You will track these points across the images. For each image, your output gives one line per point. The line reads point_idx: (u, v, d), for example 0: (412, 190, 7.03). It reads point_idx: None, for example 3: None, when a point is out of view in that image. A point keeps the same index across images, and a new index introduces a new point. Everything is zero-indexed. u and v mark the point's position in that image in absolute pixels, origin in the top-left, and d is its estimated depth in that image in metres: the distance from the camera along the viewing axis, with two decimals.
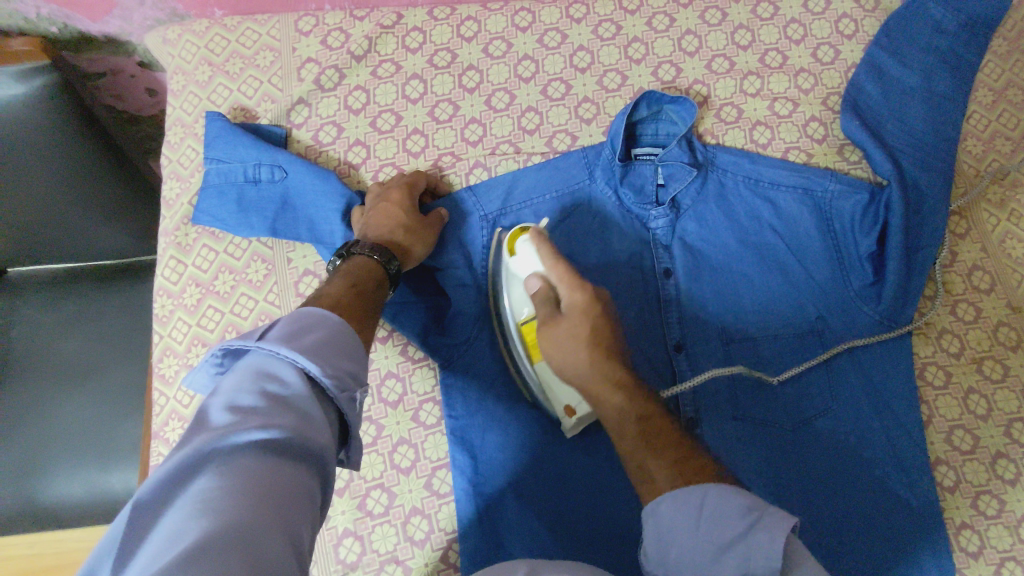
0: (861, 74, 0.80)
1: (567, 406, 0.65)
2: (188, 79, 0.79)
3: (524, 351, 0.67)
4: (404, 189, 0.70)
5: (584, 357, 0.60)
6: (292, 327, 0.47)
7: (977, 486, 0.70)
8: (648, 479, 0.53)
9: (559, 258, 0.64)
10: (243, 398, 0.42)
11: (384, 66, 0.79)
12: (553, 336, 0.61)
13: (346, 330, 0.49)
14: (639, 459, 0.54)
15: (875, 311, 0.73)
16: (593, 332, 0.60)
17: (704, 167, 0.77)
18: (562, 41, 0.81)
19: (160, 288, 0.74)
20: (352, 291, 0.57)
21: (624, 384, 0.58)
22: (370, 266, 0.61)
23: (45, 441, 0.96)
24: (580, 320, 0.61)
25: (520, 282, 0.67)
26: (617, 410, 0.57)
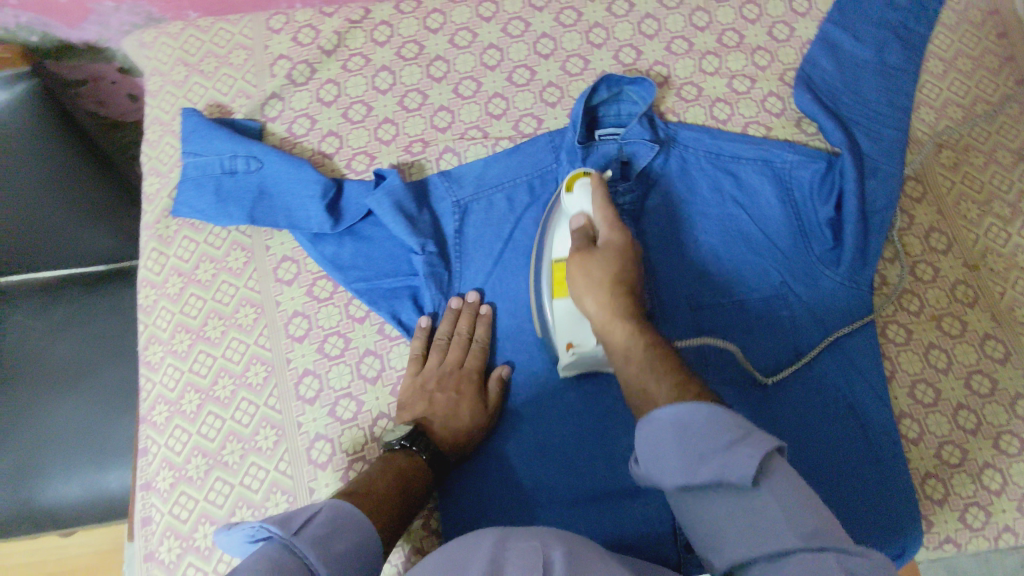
0: (815, 49, 0.83)
1: (567, 342, 0.66)
2: (165, 79, 0.82)
3: (546, 283, 0.68)
4: (478, 375, 0.70)
5: (609, 290, 0.61)
6: (326, 528, 0.50)
7: (940, 437, 0.73)
8: (652, 400, 0.54)
9: (609, 204, 0.65)
10: (251, 562, 0.45)
11: (354, 60, 0.82)
12: (585, 267, 0.62)
13: (370, 536, 0.53)
14: (642, 375, 0.56)
15: (837, 275, 0.76)
16: (620, 277, 0.61)
17: (666, 143, 0.79)
18: (525, 29, 0.84)
19: (143, 279, 0.76)
20: (400, 498, 0.60)
21: (641, 323, 0.59)
22: (422, 471, 0.63)
23: (40, 441, 1.02)
24: (615, 258, 0.62)
25: (563, 219, 0.69)
26: (629, 343, 0.58)
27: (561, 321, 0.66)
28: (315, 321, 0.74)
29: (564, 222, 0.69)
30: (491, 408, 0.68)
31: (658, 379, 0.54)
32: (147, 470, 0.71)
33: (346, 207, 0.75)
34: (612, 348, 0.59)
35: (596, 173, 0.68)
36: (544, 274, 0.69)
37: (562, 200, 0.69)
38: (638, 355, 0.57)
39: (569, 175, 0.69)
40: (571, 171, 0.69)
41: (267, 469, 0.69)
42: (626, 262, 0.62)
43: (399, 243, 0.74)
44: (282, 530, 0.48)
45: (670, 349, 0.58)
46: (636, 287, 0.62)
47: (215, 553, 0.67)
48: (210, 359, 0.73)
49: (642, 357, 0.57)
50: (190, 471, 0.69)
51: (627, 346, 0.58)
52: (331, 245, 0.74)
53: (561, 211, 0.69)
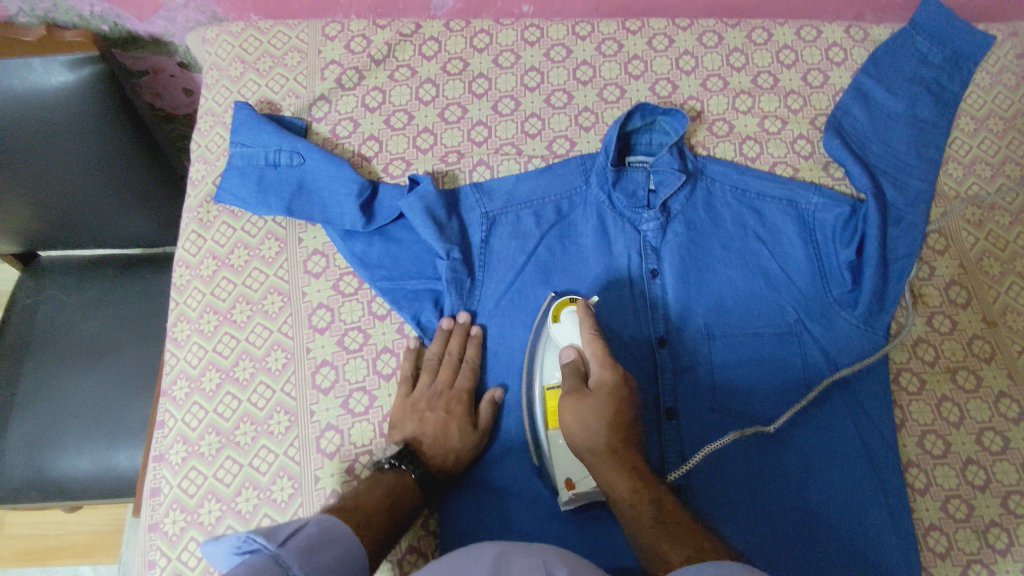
0: (847, 98, 0.85)
1: (567, 479, 0.65)
2: (221, 74, 0.87)
3: (540, 412, 0.68)
4: (467, 396, 0.71)
5: (604, 432, 0.61)
6: (314, 538, 0.51)
7: (947, 490, 0.72)
8: (659, 551, 0.54)
9: (598, 337, 0.67)
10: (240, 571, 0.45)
11: (401, 71, 0.86)
12: (581, 412, 0.63)
13: (356, 549, 0.54)
14: (655, 540, 0.55)
15: (852, 317, 0.76)
16: (615, 414, 0.62)
17: (694, 175, 0.81)
18: (567, 55, 0.88)
19: (180, 259, 0.80)
20: (388, 514, 0.61)
21: (633, 460, 0.61)
22: (411, 490, 0.64)
23: (60, 414, 1.07)
24: (610, 401, 0.63)
25: (554, 348, 0.70)
26: (625, 483, 0.59)
27: (561, 455, 0.66)
28: (337, 314, 0.76)
29: (554, 350, 0.70)
30: (481, 430, 0.70)
31: (670, 539, 0.54)
32: (161, 442, 0.73)
33: (379, 208, 0.77)
34: (617, 493, 0.59)
35: (583, 303, 0.70)
36: (537, 405, 0.69)
37: (552, 330, 0.70)
38: (638, 504, 0.58)
39: (556, 303, 0.71)
40: (557, 299, 0.72)
41: (276, 453, 0.71)
42: (621, 401, 0.63)
43: (425, 247, 0.76)
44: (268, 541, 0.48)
45: (672, 498, 0.59)
46: (631, 425, 0.62)
47: (217, 530, 0.68)
48: (234, 341, 0.75)
49: (642, 506, 0.58)
50: (202, 448, 0.71)
51: (632, 498, 0.59)
52: (361, 243, 0.77)
53: (550, 339, 0.70)
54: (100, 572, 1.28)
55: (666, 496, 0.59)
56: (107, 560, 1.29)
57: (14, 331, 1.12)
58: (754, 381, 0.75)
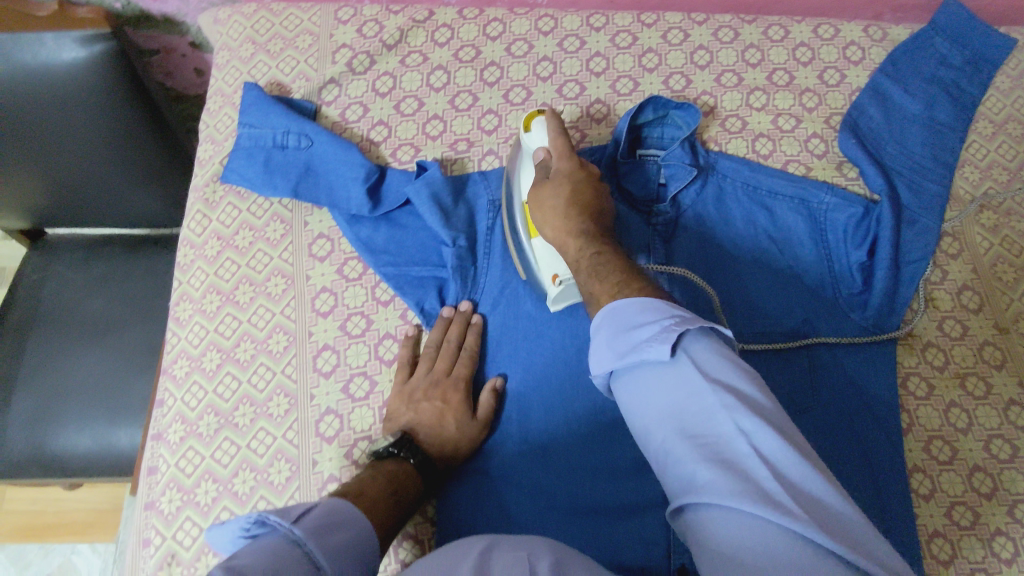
0: (863, 97, 0.84)
1: (552, 275, 0.69)
2: (232, 55, 0.86)
3: (520, 221, 0.72)
4: (466, 384, 0.70)
5: (563, 214, 0.66)
6: (324, 521, 0.50)
7: (953, 496, 0.71)
8: (596, 294, 0.57)
9: (561, 134, 0.70)
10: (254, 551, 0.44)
11: (412, 57, 0.85)
12: (543, 195, 0.68)
13: (365, 535, 0.53)
14: (592, 283, 0.59)
15: (862, 319, 0.75)
16: (578, 186, 0.67)
17: (705, 170, 0.80)
18: (580, 46, 0.87)
19: (185, 239, 0.79)
20: (392, 499, 0.61)
21: (594, 239, 0.63)
22: (413, 478, 0.63)
23: (61, 391, 1.07)
24: (566, 184, 0.67)
25: (527, 158, 0.73)
26: (577, 256, 0.63)
27: (541, 256, 0.70)
28: (341, 299, 0.75)
29: (528, 159, 0.73)
30: (480, 420, 0.69)
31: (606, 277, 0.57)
32: (160, 421, 0.73)
33: (386, 193, 0.77)
34: (568, 256, 0.65)
35: (549, 110, 0.72)
36: (517, 216, 0.73)
37: (523, 140, 0.73)
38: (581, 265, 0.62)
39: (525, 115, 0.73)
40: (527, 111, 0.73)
41: (275, 436, 0.70)
42: (577, 187, 0.67)
43: (431, 234, 0.76)
44: (281, 521, 0.48)
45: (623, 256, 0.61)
46: (594, 208, 0.66)
47: (213, 510, 0.68)
48: (236, 322, 0.75)
49: (586, 258, 0.62)
50: (200, 427, 0.71)
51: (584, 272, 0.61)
52: (367, 228, 0.76)
53: (523, 149, 0.73)
54: (97, 551, 1.29)
55: (615, 253, 0.61)
56: (104, 538, 1.29)
57: (18, 308, 1.13)
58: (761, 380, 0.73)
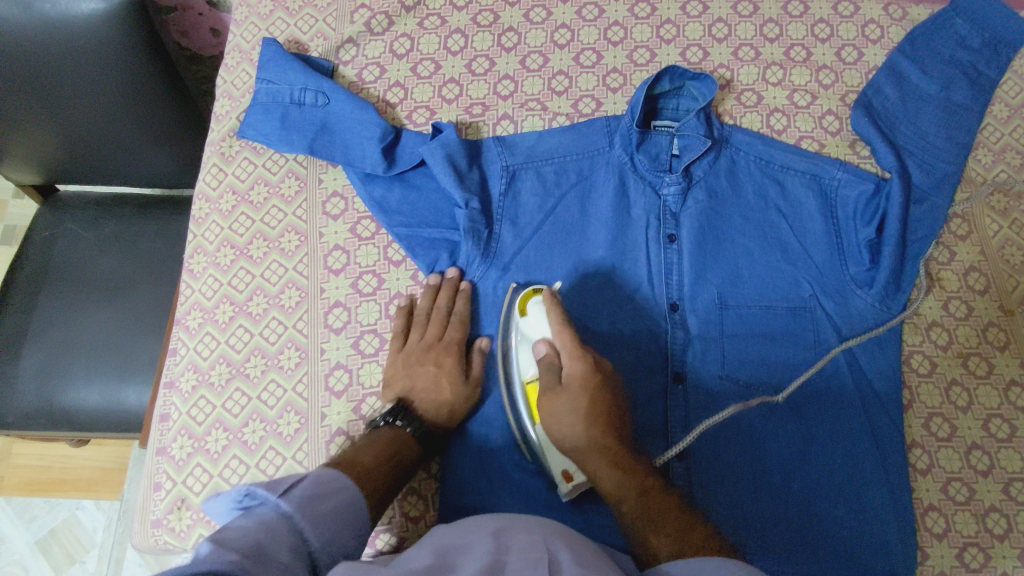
0: (880, 76, 0.84)
1: (563, 469, 0.65)
2: (251, 11, 0.86)
3: (524, 411, 0.68)
4: (458, 348, 0.71)
5: (586, 444, 0.62)
6: (313, 490, 0.51)
7: (950, 473, 0.72)
8: (654, 555, 0.55)
9: (566, 324, 0.66)
10: (246, 528, 0.45)
11: (431, 19, 0.85)
12: (556, 404, 0.63)
13: (357, 500, 0.54)
14: (642, 531, 0.57)
15: (868, 295, 0.76)
16: (596, 395, 0.63)
17: (719, 142, 0.80)
18: (599, 15, 0.87)
19: (200, 193, 0.80)
20: (387, 468, 0.62)
21: (627, 465, 0.61)
22: (409, 443, 0.65)
23: (71, 346, 1.08)
24: (579, 390, 0.63)
25: (526, 344, 0.69)
26: (617, 492, 0.60)
27: (548, 447, 0.66)
28: (353, 257, 0.76)
29: (527, 345, 0.69)
30: (473, 380, 0.70)
31: (656, 527, 0.56)
32: (172, 370, 0.74)
33: (400, 153, 0.77)
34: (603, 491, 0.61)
35: (547, 290, 0.68)
36: (519, 399, 0.69)
37: (523, 324, 0.69)
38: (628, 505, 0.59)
39: (521, 297, 0.70)
40: (522, 292, 0.70)
41: (285, 388, 0.71)
42: (594, 383, 0.63)
43: (444, 196, 0.76)
44: (268, 495, 0.49)
45: (667, 491, 0.60)
46: (611, 420, 0.63)
47: (223, 457, 0.69)
48: (249, 277, 0.76)
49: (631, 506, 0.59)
50: (212, 377, 0.72)
51: (617, 492, 0.60)
52: (381, 187, 0.77)
53: (523, 334, 0.69)
54: (101, 507, 1.31)
55: (655, 489, 0.59)
56: (109, 495, 1.31)
57: (30, 262, 1.14)
58: (766, 353, 0.74)
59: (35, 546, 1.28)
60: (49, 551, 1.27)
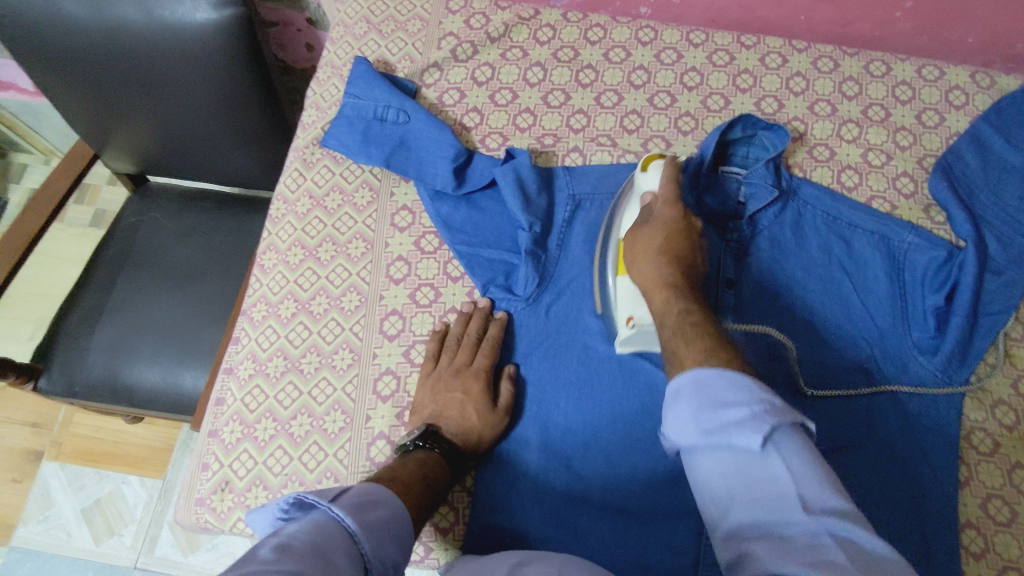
0: (961, 142, 0.82)
1: (627, 316, 0.68)
2: (347, 31, 0.91)
3: (613, 258, 0.72)
4: (487, 375, 0.71)
5: (654, 261, 0.65)
6: (359, 500, 0.52)
7: (1006, 560, 0.68)
8: (677, 355, 0.56)
9: (672, 181, 0.69)
10: (298, 531, 0.46)
11: (513, 51, 0.89)
12: (640, 238, 0.67)
13: (399, 514, 0.55)
14: (674, 340, 0.57)
15: (930, 364, 0.73)
16: (677, 235, 0.66)
17: (787, 194, 0.80)
18: (677, 60, 0.88)
19: (279, 194, 0.84)
20: (421, 484, 0.62)
21: (681, 291, 0.62)
22: (441, 464, 0.65)
23: (141, 327, 1.14)
24: (663, 229, 0.67)
25: (634, 197, 0.73)
26: (664, 307, 0.62)
27: (624, 297, 0.69)
28: (414, 269, 0.79)
29: (633, 199, 0.73)
30: (501, 410, 0.70)
31: (687, 333, 0.57)
32: (233, 357, 0.77)
33: (470, 175, 0.80)
34: (653, 307, 0.63)
35: (670, 157, 0.72)
36: (611, 255, 0.73)
37: (636, 179, 0.73)
38: (667, 313, 0.61)
39: (644, 158, 0.74)
40: (646, 155, 0.74)
41: (335, 387, 0.74)
42: (676, 235, 0.66)
43: (508, 220, 0.79)
44: (319, 500, 0.50)
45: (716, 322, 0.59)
46: (687, 258, 0.65)
47: (269, 446, 0.72)
48: (314, 277, 0.79)
49: (678, 313, 0.60)
50: (269, 368, 0.75)
51: (665, 312, 0.61)
52: (448, 206, 0.80)
53: (634, 188, 0.73)
54: (145, 485, 1.36)
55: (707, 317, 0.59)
56: (153, 474, 1.37)
57: (114, 244, 1.22)
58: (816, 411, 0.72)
59: (80, 513, 1.34)
60: (92, 521, 1.33)
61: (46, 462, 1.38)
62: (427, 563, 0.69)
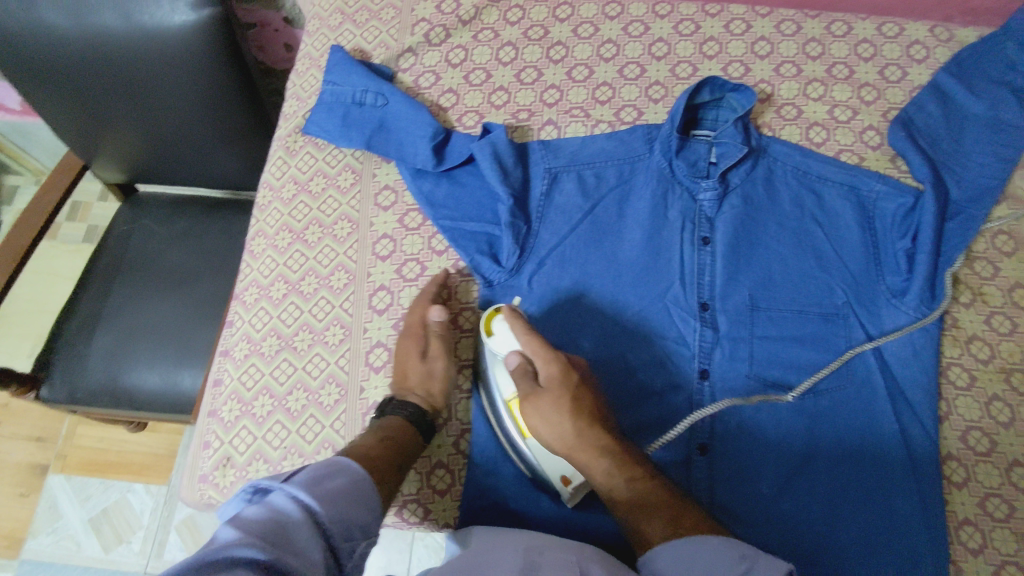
0: (923, 94, 0.85)
1: (562, 477, 0.67)
2: (323, 23, 0.94)
3: (513, 429, 0.70)
4: (416, 330, 0.74)
5: (570, 422, 0.64)
6: (320, 472, 0.54)
7: (987, 488, 0.70)
8: (644, 537, 0.57)
9: (531, 331, 0.68)
10: (255, 513, 0.48)
11: (485, 33, 0.91)
12: (541, 407, 0.65)
13: (365, 478, 0.57)
14: (634, 516, 0.59)
15: (903, 306, 0.76)
16: (576, 390, 0.66)
17: (757, 152, 0.82)
18: (644, 32, 0.91)
19: (264, 182, 0.87)
20: (383, 442, 0.64)
21: (614, 452, 0.63)
22: (405, 422, 0.67)
23: (137, 331, 1.16)
24: (562, 391, 0.66)
25: (498, 361, 0.71)
26: (608, 479, 0.62)
27: (545, 459, 0.68)
28: (399, 246, 0.81)
29: (500, 363, 0.71)
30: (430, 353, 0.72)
31: (648, 517, 0.58)
32: (228, 340, 0.79)
33: (449, 151, 0.82)
34: (595, 479, 0.63)
35: (508, 307, 0.71)
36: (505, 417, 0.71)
37: (488, 343, 0.71)
38: (614, 484, 0.61)
39: (486, 315, 0.71)
40: (485, 312, 0.72)
41: (328, 361, 0.76)
42: (574, 389, 0.66)
43: (488, 193, 0.81)
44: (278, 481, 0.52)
45: (648, 471, 0.62)
46: (592, 410, 0.65)
47: (267, 422, 0.74)
48: (303, 259, 0.81)
49: (619, 487, 0.61)
50: (263, 348, 0.77)
51: (608, 482, 0.62)
52: (429, 183, 0.82)
53: (491, 352, 0.71)
54: (151, 491, 1.37)
55: (640, 469, 0.62)
56: (159, 480, 1.38)
57: (108, 252, 1.24)
58: (794, 354, 0.75)
59: (87, 523, 1.35)
60: (100, 529, 1.34)
61: (52, 474, 1.39)
62: (424, 524, 0.73)
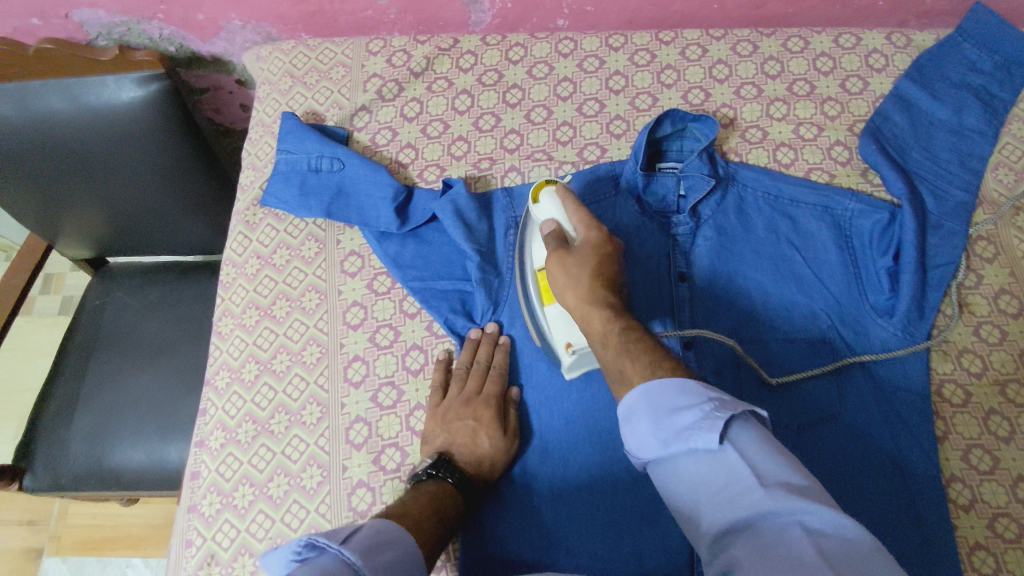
0: (887, 104, 0.83)
1: (566, 342, 0.69)
2: (273, 88, 0.92)
3: (535, 296, 0.71)
4: (495, 402, 0.71)
5: (586, 283, 0.63)
6: (373, 540, 0.50)
7: (995, 508, 0.68)
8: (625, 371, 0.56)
9: (578, 205, 0.68)
10: None
11: (438, 83, 0.90)
12: (564, 265, 0.65)
13: (415, 554, 0.53)
14: (618, 361, 0.58)
15: (888, 325, 0.74)
16: (600, 266, 0.65)
17: (725, 180, 0.80)
18: (599, 66, 0.90)
19: (227, 258, 0.84)
20: (435, 519, 0.61)
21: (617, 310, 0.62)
22: (452, 497, 0.64)
23: (119, 408, 1.13)
24: (590, 256, 0.65)
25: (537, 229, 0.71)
26: (604, 329, 0.61)
27: (557, 324, 0.69)
28: (370, 312, 0.79)
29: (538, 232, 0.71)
30: (509, 433, 0.70)
31: (630, 357, 0.56)
32: (202, 429, 0.77)
33: (414, 211, 0.81)
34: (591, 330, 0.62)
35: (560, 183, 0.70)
36: (529, 284, 0.72)
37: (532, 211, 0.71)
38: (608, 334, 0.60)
39: (535, 186, 0.71)
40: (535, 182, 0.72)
41: (308, 443, 0.73)
42: (602, 259, 0.65)
43: (456, 249, 0.79)
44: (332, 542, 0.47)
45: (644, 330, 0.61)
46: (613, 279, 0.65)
47: (249, 513, 0.71)
48: (273, 336, 0.79)
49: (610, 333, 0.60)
50: (239, 435, 0.75)
51: (603, 332, 0.61)
52: (395, 245, 0.80)
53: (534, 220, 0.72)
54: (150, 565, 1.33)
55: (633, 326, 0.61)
56: (158, 552, 1.35)
57: (83, 329, 1.21)
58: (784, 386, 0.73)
59: None
60: None
61: (47, 558, 1.35)
62: None
